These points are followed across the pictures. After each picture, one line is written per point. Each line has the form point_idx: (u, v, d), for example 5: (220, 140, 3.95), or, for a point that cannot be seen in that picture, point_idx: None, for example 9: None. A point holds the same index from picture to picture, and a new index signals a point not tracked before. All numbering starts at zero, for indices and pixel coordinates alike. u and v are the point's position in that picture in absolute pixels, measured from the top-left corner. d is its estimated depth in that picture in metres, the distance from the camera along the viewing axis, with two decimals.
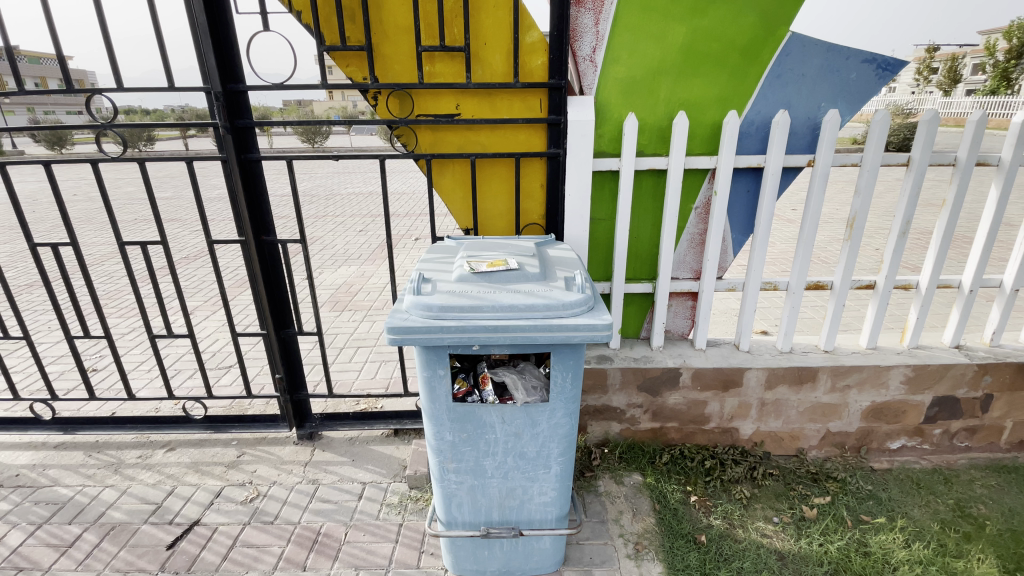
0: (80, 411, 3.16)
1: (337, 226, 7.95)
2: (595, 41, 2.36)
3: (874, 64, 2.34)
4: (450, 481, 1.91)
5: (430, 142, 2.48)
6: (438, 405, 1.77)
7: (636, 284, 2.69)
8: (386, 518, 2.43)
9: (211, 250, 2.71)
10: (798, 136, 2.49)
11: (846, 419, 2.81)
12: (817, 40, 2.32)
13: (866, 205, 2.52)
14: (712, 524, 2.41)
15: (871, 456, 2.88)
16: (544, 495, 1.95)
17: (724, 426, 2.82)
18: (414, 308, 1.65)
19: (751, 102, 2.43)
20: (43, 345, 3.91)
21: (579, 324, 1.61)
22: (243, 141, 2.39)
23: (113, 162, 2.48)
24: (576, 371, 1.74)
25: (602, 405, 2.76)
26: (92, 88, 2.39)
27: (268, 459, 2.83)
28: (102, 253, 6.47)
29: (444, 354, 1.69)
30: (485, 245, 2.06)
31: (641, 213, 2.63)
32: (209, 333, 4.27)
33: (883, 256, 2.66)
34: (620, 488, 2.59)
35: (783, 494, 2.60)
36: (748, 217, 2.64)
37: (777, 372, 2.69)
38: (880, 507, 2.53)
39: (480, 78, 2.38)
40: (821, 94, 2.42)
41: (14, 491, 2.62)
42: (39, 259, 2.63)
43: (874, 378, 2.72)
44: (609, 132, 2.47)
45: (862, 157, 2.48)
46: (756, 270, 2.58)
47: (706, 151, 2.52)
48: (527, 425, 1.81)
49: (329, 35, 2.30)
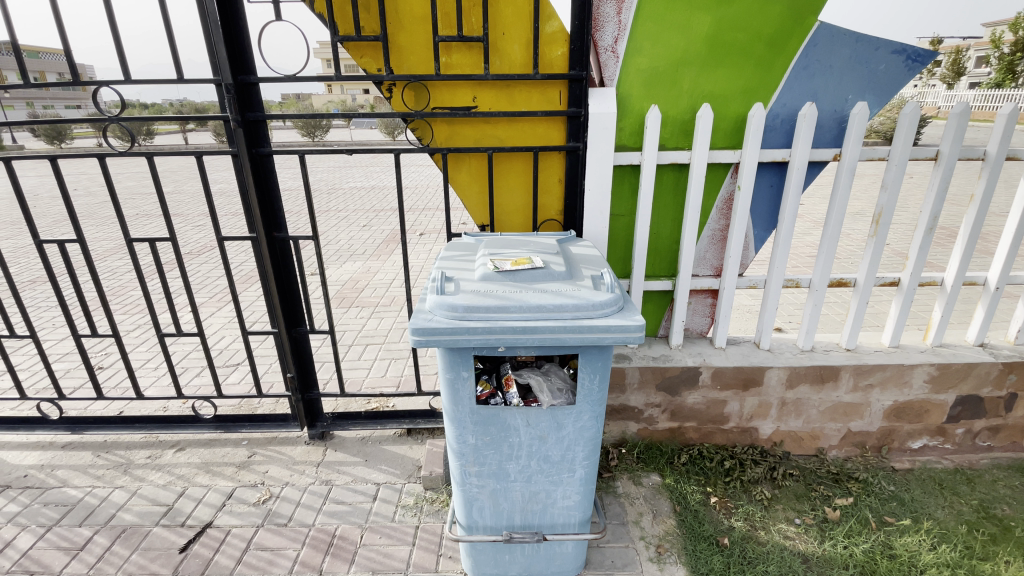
0: (87, 409, 3.11)
1: (342, 221, 7.88)
2: (617, 31, 2.29)
3: (904, 55, 2.28)
4: (471, 484, 1.86)
5: (446, 135, 2.41)
6: (462, 408, 1.71)
7: (656, 281, 2.64)
8: (402, 520, 2.39)
9: (220, 246, 2.61)
10: (823, 130, 2.43)
11: (868, 418, 2.76)
12: (845, 30, 2.25)
13: (893, 200, 2.45)
14: (735, 526, 2.37)
15: (893, 456, 2.83)
16: (567, 499, 1.90)
17: (744, 426, 2.77)
18: (439, 307, 1.59)
19: (777, 93, 2.37)
20: (49, 342, 3.85)
21: (610, 326, 1.56)
22: (254, 134, 2.32)
23: (120, 156, 2.39)
24: (604, 373, 1.69)
25: (620, 405, 2.71)
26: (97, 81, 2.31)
27: (280, 460, 2.79)
28: (107, 248, 6.40)
29: (470, 356, 1.64)
30: (505, 242, 2.00)
31: (662, 209, 2.57)
32: (216, 330, 4.22)
33: (908, 253, 2.58)
34: (639, 489, 2.54)
35: (804, 496, 2.55)
36: (771, 211, 2.58)
37: (799, 371, 2.64)
38: (903, 508, 2.48)
39: (499, 70, 2.31)
40: (849, 85, 2.35)
41: (23, 493, 2.57)
42: (44, 256, 2.55)
43: (897, 377, 2.67)
44: (629, 125, 2.41)
45: (890, 151, 2.40)
46: (779, 266, 2.51)
47: (729, 144, 2.46)
48: (553, 428, 1.75)
49: (344, 26, 2.23)
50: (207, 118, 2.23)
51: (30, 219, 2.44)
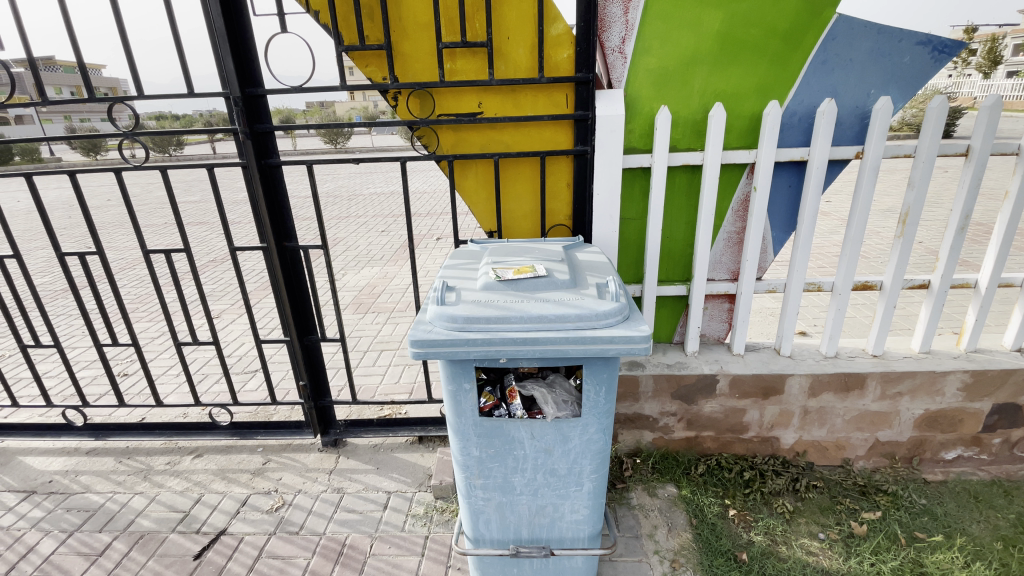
0: (111, 415, 3.20)
1: (360, 227, 7.96)
2: (625, 31, 2.23)
3: (929, 47, 2.17)
4: (477, 497, 1.83)
5: (452, 142, 2.40)
6: (465, 419, 1.68)
7: (670, 286, 2.57)
8: (412, 530, 2.37)
9: (232, 256, 2.64)
10: (844, 127, 2.32)
11: (897, 427, 2.63)
12: (866, 22, 2.15)
13: (921, 199, 2.32)
14: (754, 540, 2.27)
15: (924, 467, 2.68)
16: (576, 513, 1.85)
17: (764, 435, 2.67)
18: (438, 318, 1.56)
19: (794, 90, 2.28)
20: (75, 350, 3.97)
21: (614, 337, 1.51)
22: (263, 146, 2.34)
23: (134, 169, 2.42)
24: (610, 384, 1.63)
25: (633, 413, 2.64)
26: (119, 95, 2.35)
27: (293, 467, 2.81)
28: (136, 256, 6.61)
29: (471, 368, 1.61)
30: (510, 249, 1.96)
31: (675, 212, 2.50)
32: (235, 338, 4.29)
33: (938, 254, 2.45)
34: (654, 500, 2.47)
35: (829, 509, 2.44)
36: (790, 212, 2.48)
37: (822, 378, 2.53)
38: (936, 523, 2.35)
39: (504, 74, 2.28)
40: (871, 80, 2.24)
41: (48, 498, 2.65)
42: (66, 267, 2.62)
43: (928, 384, 2.53)
44: (639, 127, 2.35)
45: (916, 147, 2.28)
46: (800, 269, 2.41)
47: (744, 144, 2.37)
48: (559, 441, 1.71)
49: (349, 36, 2.24)
50: (217, 131, 2.26)
51: (53, 233, 2.51)
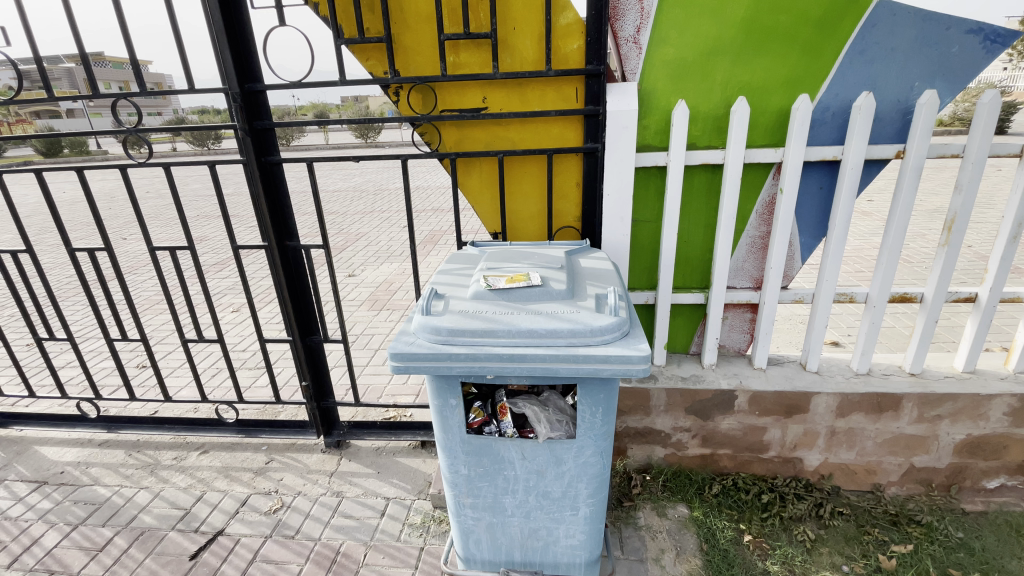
0: (125, 409, 3.24)
1: (382, 222, 7.98)
2: (640, 19, 2.06)
3: (981, 35, 1.94)
4: (467, 516, 1.73)
5: (455, 139, 2.30)
6: (452, 437, 1.58)
7: (686, 293, 2.40)
8: (407, 540, 2.30)
9: (236, 255, 2.56)
10: (884, 123, 2.10)
11: (934, 453, 2.40)
12: (911, 7, 1.93)
13: (969, 203, 2.08)
14: (770, 570, 2.11)
15: (963, 496, 2.45)
16: (571, 538, 1.73)
17: (786, 455, 2.49)
18: (422, 330, 1.46)
19: (827, 83, 2.07)
20: (96, 343, 4.05)
21: (609, 355, 1.38)
22: (263, 143, 2.28)
23: (138, 166, 2.37)
24: (608, 406, 1.50)
25: (644, 428, 2.50)
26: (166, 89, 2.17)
27: (295, 467, 2.78)
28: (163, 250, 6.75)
29: (457, 382, 1.50)
30: (509, 254, 1.84)
31: (692, 214, 2.33)
32: (250, 334, 4.31)
33: (988, 264, 2.21)
34: (662, 521, 2.32)
35: (854, 539, 2.24)
36: (821, 216, 2.28)
37: (852, 398, 2.32)
38: (973, 559, 2.13)
39: (510, 67, 2.16)
40: (915, 71, 2.02)
41: (58, 489, 2.69)
42: (76, 264, 2.62)
43: (971, 408, 2.30)
44: (654, 122, 2.18)
45: (965, 146, 2.04)
46: (830, 278, 2.21)
47: (771, 141, 2.18)
48: (551, 463, 1.59)
49: (349, 28, 2.15)
50: (217, 128, 2.21)
51: (62, 229, 2.51)
